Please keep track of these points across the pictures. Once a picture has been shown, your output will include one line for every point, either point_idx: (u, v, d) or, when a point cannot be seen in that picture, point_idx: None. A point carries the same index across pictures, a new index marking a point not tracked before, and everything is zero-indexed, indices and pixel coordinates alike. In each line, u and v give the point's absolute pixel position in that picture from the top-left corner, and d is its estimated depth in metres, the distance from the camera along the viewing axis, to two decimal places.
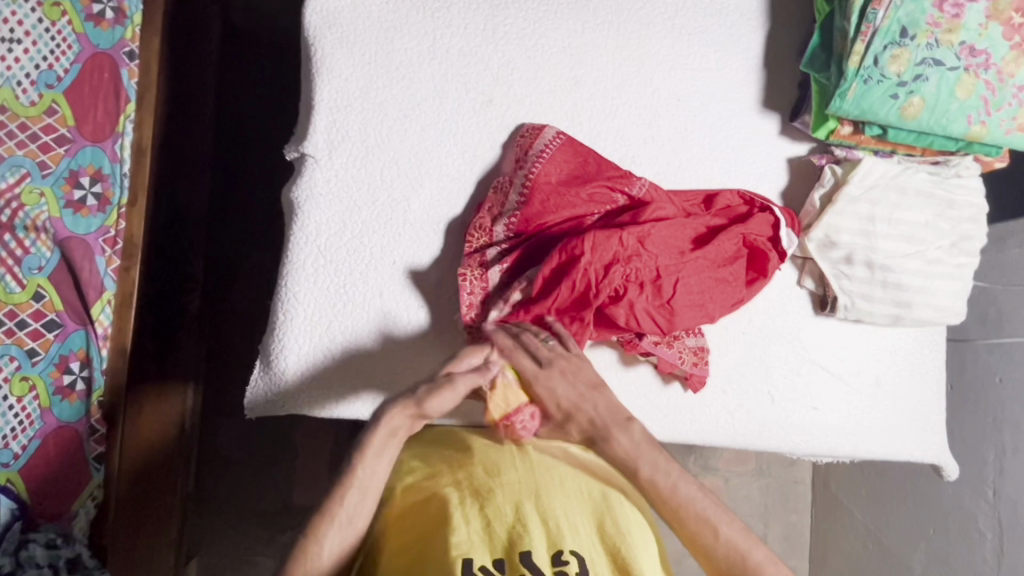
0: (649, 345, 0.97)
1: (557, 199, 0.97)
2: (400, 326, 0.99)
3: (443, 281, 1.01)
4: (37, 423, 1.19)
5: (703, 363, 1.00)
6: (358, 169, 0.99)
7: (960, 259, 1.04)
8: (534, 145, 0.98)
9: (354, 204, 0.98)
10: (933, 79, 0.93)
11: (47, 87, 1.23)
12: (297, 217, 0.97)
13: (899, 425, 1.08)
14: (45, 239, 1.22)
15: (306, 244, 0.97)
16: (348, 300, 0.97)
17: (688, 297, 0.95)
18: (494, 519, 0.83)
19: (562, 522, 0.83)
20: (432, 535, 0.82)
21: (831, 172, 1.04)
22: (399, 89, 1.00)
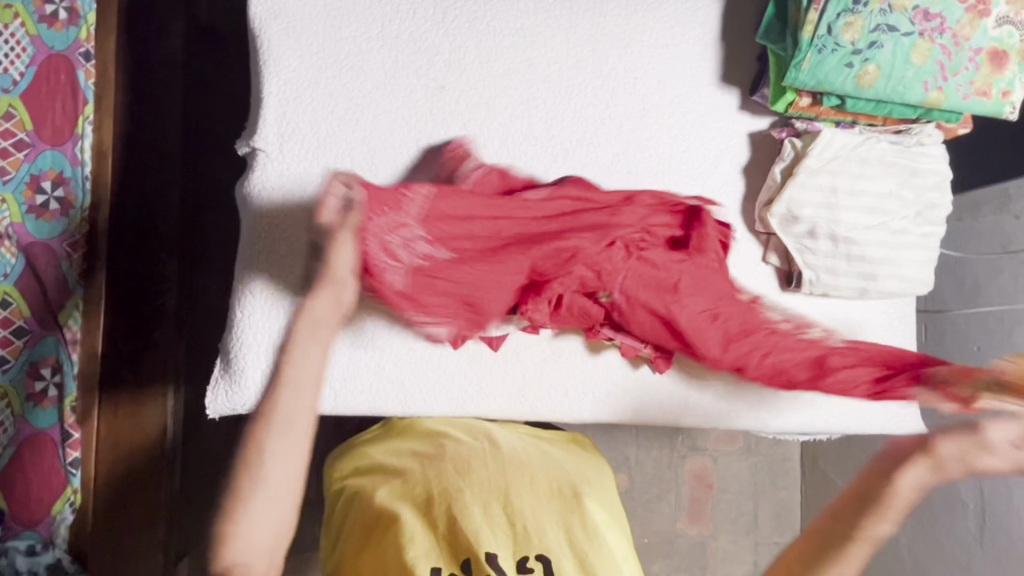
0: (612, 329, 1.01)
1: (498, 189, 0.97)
2: (361, 321, 0.99)
3: None
4: (11, 431, 1.19)
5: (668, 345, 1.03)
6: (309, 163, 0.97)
7: (925, 228, 1.03)
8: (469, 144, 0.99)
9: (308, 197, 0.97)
10: (888, 45, 0.91)
11: (3, 92, 1.21)
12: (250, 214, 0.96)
13: (871, 398, 1.08)
14: (9, 246, 1.20)
15: (261, 241, 0.96)
16: (307, 297, 0.97)
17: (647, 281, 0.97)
18: (460, 519, 0.81)
19: (529, 524, 0.81)
20: (397, 539, 0.80)
21: (791, 145, 1.02)
22: (349, 79, 0.99)
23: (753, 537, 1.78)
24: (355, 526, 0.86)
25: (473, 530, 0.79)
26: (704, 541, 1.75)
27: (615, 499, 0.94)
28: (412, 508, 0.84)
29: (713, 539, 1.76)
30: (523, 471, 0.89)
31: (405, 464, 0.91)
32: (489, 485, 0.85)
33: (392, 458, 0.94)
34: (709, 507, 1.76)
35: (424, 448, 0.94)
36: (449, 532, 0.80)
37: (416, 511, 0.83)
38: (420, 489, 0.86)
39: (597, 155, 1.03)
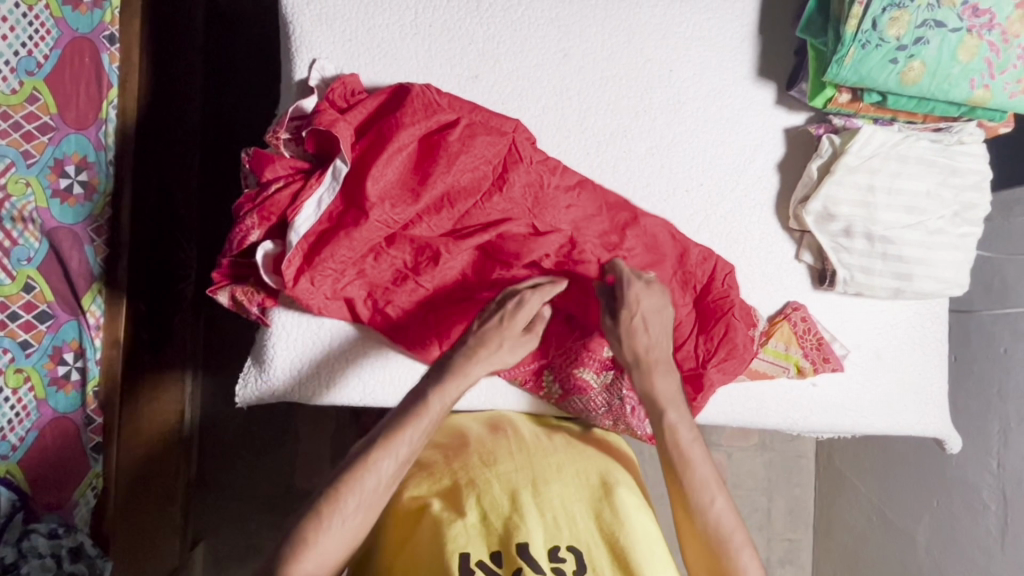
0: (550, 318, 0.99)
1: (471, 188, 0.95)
2: None
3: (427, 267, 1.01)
4: (34, 415, 1.18)
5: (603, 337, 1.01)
6: None
7: (963, 228, 1.01)
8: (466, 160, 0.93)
9: None
10: (934, 41, 0.89)
11: (27, 74, 1.19)
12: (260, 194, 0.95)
13: (902, 400, 1.06)
14: (32, 230, 1.19)
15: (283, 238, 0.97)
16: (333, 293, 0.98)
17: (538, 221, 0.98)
18: (491, 510, 0.80)
19: (560, 513, 0.81)
20: (420, 531, 0.80)
21: (828, 141, 1.00)
22: (382, 67, 0.98)
23: (766, 534, 1.78)
24: (382, 521, 0.85)
25: (504, 520, 0.79)
26: None
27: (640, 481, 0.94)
28: (440, 497, 0.83)
29: None
30: (548, 460, 0.88)
31: (430, 454, 0.91)
32: (516, 474, 0.85)
33: None
34: None
35: (447, 437, 0.94)
36: (480, 518, 0.79)
37: (443, 499, 0.83)
38: (448, 478, 0.85)
39: (631, 148, 1.02)
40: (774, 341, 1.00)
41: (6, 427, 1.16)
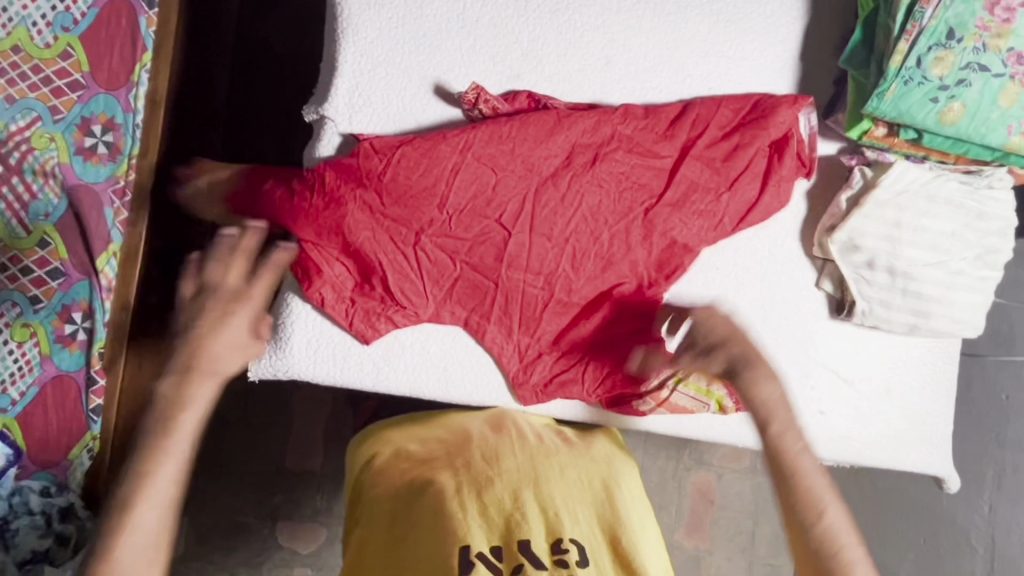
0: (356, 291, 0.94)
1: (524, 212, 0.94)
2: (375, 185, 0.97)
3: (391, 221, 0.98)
4: (37, 370, 1.18)
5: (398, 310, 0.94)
6: (406, 88, 0.98)
7: (983, 271, 1.02)
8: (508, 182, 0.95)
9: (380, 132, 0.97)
10: (976, 84, 0.90)
11: (62, 30, 1.23)
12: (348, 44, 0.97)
13: (906, 434, 1.06)
14: (53, 185, 1.21)
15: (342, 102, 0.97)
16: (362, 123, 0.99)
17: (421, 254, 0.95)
18: (492, 505, 0.80)
19: (561, 510, 0.81)
20: (416, 520, 0.79)
21: (860, 173, 1.01)
22: (426, 56, 0.98)
23: (748, 557, 1.79)
24: (379, 514, 0.84)
25: (506, 518, 0.78)
26: (699, 555, 1.76)
27: (641, 484, 0.94)
28: (448, 481, 0.83)
29: (709, 553, 1.77)
30: (552, 463, 0.88)
31: (432, 451, 0.90)
32: (518, 474, 0.84)
33: (417, 444, 0.93)
34: (709, 521, 1.77)
35: (450, 434, 0.93)
36: (481, 513, 0.79)
37: (448, 486, 0.82)
38: (450, 474, 0.84)
39: None
40: (696, 377, 0.99)
41: (7, 380, 1.16)
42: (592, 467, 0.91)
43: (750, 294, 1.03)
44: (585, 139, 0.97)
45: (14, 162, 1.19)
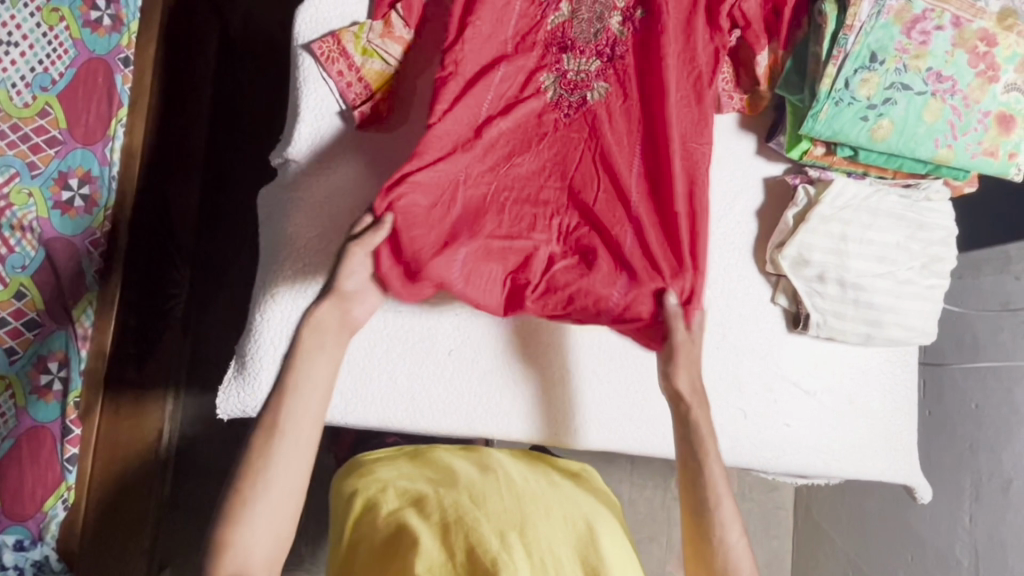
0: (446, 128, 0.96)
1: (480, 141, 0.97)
2: (321, 187, 1.01)
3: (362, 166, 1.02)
4: (12, 423, 1.23)
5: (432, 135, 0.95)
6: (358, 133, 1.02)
7: (931, 280, 1.05)
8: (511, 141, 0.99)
9: (337, 172, 1.01)
10: (901, 102, 0.94)
11: (41, 90, 1.31)
12: (302, 80, 1.01)
13: (873, 444, 1.07)
14: (30, 239, 1.27)
15: (306, 117, 1.01)
16: (315, 120, 1.01)
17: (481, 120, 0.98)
18: (477, 545, 0.76)
19: (547, 554, 0.77)
20: (394, 557, 0.80)
21: (804, 191, 1.05)
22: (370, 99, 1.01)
23: None
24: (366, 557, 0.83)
25: (491, 557, 0.74)
26: None
27: (627, 539, 0.91)
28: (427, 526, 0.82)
29: None
30: (537, 504, 0.87)
31: (416, 490, 0.90)
32: (506, 516, 0.81)
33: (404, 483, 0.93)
34: None
35: (437, 473, 0.94)
36: (468, 558, 0.75)
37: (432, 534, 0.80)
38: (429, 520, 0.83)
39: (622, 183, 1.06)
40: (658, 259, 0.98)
41: None
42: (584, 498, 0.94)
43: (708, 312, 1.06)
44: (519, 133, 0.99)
45: None
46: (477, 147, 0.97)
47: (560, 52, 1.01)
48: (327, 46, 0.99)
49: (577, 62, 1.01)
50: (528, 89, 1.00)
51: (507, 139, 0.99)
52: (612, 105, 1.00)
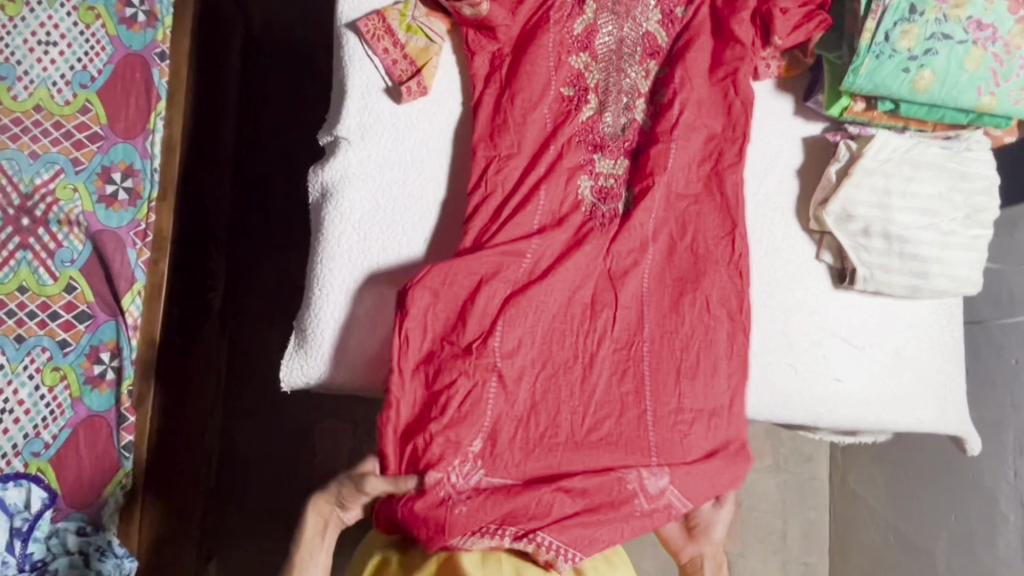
0: (489, 171, 0.99)
1: (529, 170, 1.00)
2: (371, 166, 1.02)
3: (412, 146, 1.03)
4: (68, 412, 1.27)
5: (489, 185, 0.99)
6: (406, 112, 1.03)
7: (974, 230, 1.06)
8: (551, 163, 1.00)
9: (387, 151, 1.02)
10: (942, 52, 0.95)
11: (81, 87, 1.36)
12: (348, 59, 1.03)
13: (922, 396, 1.08)
14: (77, 232, 1.33)
15: (355, 96, 1.02)
16: (364, 98, 1.02)
17: (527, 158, 1.00)
18: None
19: None
20: None
21: (846, 147, 1.06)
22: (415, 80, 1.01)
23: (782, 557, 1.79)
24: None
25: None
26: (732, 559, 1.76)
27: None
28: None
29: (742, 557, 1.77)
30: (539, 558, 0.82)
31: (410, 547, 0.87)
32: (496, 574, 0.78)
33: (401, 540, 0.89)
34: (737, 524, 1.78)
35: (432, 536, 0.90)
36: None
37: None
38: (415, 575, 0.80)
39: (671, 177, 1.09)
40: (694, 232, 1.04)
41: (40, 425, 1.26)
42: (600, 567, 0.91)
43: (754, 272, 1.08)
44: (567, 158, 1.01)
45: (42, 213, 1.31)
46: (510, 179, 1.00)
47: (594, 149, 1.03)
48: (372, 24, 1.02)
49: (608, 162, 1.04)
50: (568, 203, 1.01)
51: (553, 222, 0.99)
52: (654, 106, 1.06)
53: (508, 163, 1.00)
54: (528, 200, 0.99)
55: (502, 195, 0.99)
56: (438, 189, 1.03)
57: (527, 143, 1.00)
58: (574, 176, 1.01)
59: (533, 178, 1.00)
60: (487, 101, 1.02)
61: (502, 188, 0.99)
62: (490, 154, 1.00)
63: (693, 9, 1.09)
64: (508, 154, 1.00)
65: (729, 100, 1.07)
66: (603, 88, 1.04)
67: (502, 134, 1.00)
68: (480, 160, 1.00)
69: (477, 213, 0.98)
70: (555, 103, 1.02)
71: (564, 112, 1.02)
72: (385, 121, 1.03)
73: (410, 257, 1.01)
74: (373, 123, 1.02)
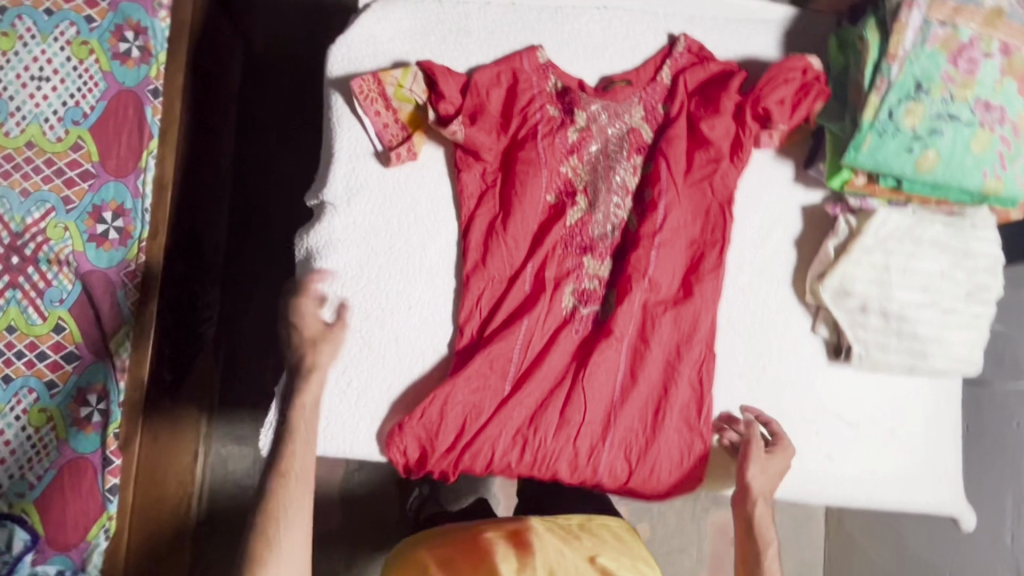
0: (479, 253, 1.00)
1: (523, 250, 1.01)
2: (356, 231, 1.00)
3: (398, 212, 1.01)
4: (53, 454, 1.23)
5: (482, 265, 1.00)
6: (393, 177, 1.01)
7: (976, 308, 1.02)
8: (543, 243, 1.00)
9: (373, 217, 1.00)
10: (948, 132, 0.91)
11: (73, 124, 1.30)
12: (336, 122, 1.01)
13: (917, 474, 1.06)
14: (67, 272, 1.27)
15: (342, 161, 1.00)
16: (352, 162, 1.01)
17: (519, 236, 1.00)
18: None
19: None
20: None
21: (845, 222, 1.03)
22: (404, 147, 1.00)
23: None
24: None
25: None
26: None
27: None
28: None
29: None
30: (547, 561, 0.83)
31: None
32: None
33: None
34: None
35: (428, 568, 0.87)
36: None
37: None
38: None
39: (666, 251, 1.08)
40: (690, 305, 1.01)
41: (25, 466, 1.21)
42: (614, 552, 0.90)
43: (747, 344, 1.05)
44: (560, 236, 1.01)
45: (30, 253, 1.26)
46: (500, 259, 1.00)
47: (585, 220, 1.02)
48: (367, 85, 0.98)
49: (603, 225, 1.02)
50: (556, 277, 1.01)
51: (544, 302, 0.99)
52: (650, 175, 1.03)
53: (498, 243, 1.00)
54: (519, 280, 1.00)
55: (491, 274, 1.00)
56: (423, 257, 1.01)
57: (518, 220, 1.00)
58: (564, 254, 1.01)
59: (527, 258, 1.01)
60: (480, 221, 1.01)
61: (490, 268, 1.00)
62: (480, 231, 1.01)
63: (695, 71, 1.05)
64: (500, 232, 1.00)
65: (708, 205, 1.04)
66: (598, 153, 1.03)
67: (493, 215, 1.01)
68: (472, 238, 1.00)
69: (466, 295, 1.00)
70: (542, 218, 1.01)
71: (557, 186, 1.02)
72: (371, 186, 1.01)
73: (393, 328, 0.99)
74: (360, 189, 1.00)
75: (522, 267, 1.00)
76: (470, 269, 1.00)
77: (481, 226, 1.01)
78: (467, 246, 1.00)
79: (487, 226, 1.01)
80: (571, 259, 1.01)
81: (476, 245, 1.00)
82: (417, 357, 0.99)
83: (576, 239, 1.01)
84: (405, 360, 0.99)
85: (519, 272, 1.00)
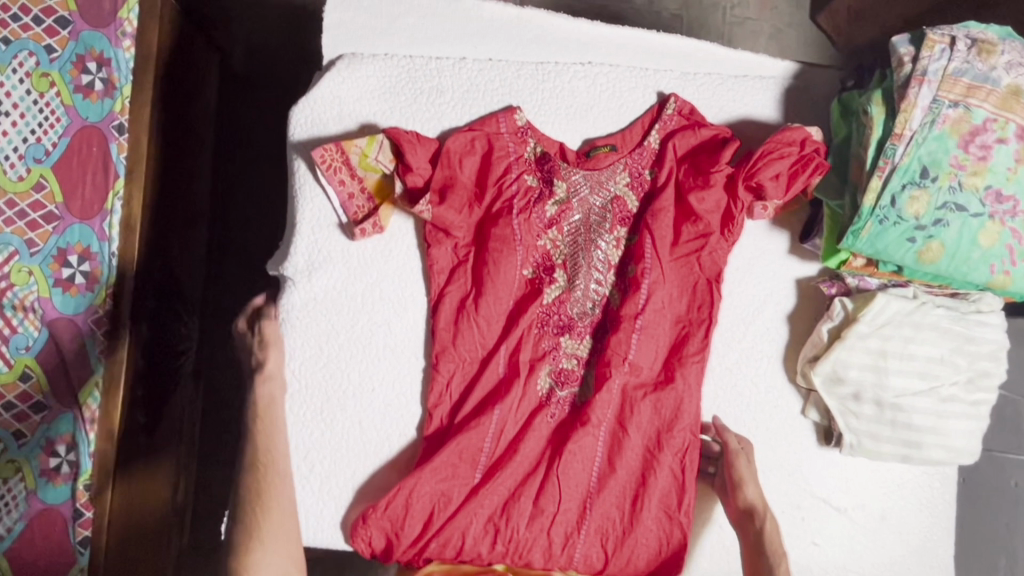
0: (450, 333, 0.95)
1: (497, 330, 0.95)
2: (318, 308, 0.95)
3: (362, 287, 0.95)
4: (21, 507, 1.05)
5: (451, 346, 0.95)
6: (357, 249, 0.95)
7: (976, 395, 0.97)
8: (517, 324, 0.95)
9: (336, 292, 0.95)
10: (954, 224, 0.85)
11: (33, 162, 1.07)
12: (298, 189, 0.95)
13: (904, 562, 1.01)
14: (33, 318, 1.07)
15: (303, 232, 0.95)
16: (313, 233, 0.95)
17: (492, 315, 0.95)
18: None
19: None
20: None
21: (840, 303, 0.97)
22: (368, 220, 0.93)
23: None
24: None
25: None
26: None
27: None
28: None
29: None
30: None
31: None
32: None
33: None
34: None
35: None
36: None
37: None
38: None
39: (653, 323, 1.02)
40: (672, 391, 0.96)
41: None
42: None
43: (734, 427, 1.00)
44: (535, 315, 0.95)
45: None
46: (472, 340, 0.95)
47: (563, 298, 0.96)
48: (329, 153, 0.92)
49: (582, 302, 0.96)
50: (532, 359, 0.95)
51: (518, 386, 0.94)
52: (632, 250, 0.97)
53: (469, 324, 0.95)
54: (491, 362, 0.95)
55: (461, 356, 0.95)
56: (388, 335, 0.96)
57: (492, 298, 0.95)
58: (539, 334, 0.96)
59: (500, 338, 0.95)
60: (450, 299, 0.95)
61: (461, 350, 0.95)
62: (451, 310, 0.95)
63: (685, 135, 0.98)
64: (472, 312, 0.95)
65: (695, 280, 0.97)
66: (579, 224, 0.96)
67: (467, 294, 0.95)
68: (441, 316, 0.95)
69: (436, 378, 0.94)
70: (518, 295, 0.96)
71: (535, 260, 0.96)
72: (335, 260, 0.95)
73: (356, 410, 0.95)
74: (323, 264, 0.95)
75: (494, 349, 0.95)
76: (440, 349, 0.95)
77: (452, 304, 0.95)
78: (436, 325, 0.95)
79: (457, 305, 0.95)
80: (546, 338, 0.96)
81: (447, 326, 0.95)
82: (381, 442, 0.95)
83: (552, 317, 0.96)
84: (369, 445, 0.95)
85: (490, 354, 0.95)
